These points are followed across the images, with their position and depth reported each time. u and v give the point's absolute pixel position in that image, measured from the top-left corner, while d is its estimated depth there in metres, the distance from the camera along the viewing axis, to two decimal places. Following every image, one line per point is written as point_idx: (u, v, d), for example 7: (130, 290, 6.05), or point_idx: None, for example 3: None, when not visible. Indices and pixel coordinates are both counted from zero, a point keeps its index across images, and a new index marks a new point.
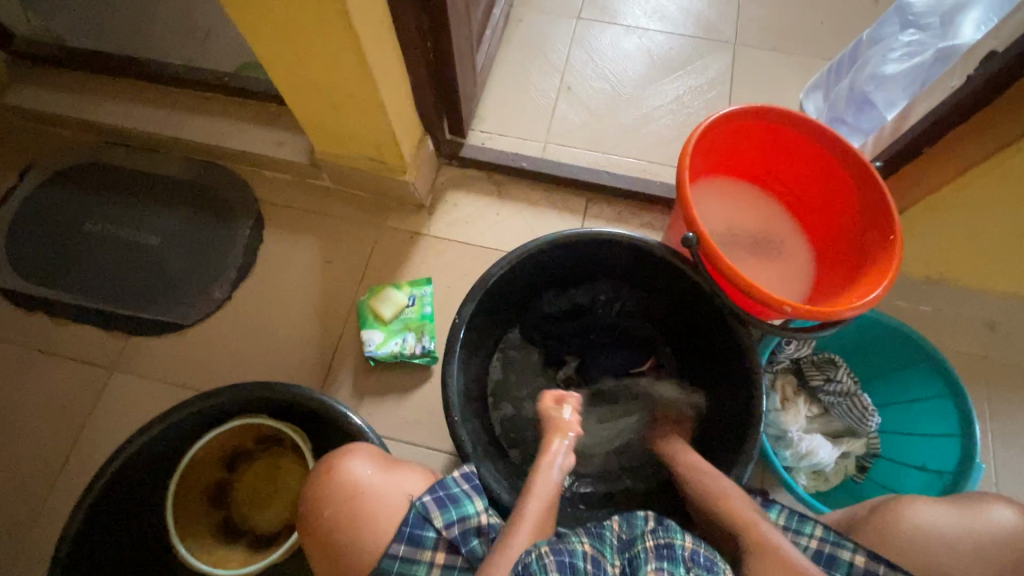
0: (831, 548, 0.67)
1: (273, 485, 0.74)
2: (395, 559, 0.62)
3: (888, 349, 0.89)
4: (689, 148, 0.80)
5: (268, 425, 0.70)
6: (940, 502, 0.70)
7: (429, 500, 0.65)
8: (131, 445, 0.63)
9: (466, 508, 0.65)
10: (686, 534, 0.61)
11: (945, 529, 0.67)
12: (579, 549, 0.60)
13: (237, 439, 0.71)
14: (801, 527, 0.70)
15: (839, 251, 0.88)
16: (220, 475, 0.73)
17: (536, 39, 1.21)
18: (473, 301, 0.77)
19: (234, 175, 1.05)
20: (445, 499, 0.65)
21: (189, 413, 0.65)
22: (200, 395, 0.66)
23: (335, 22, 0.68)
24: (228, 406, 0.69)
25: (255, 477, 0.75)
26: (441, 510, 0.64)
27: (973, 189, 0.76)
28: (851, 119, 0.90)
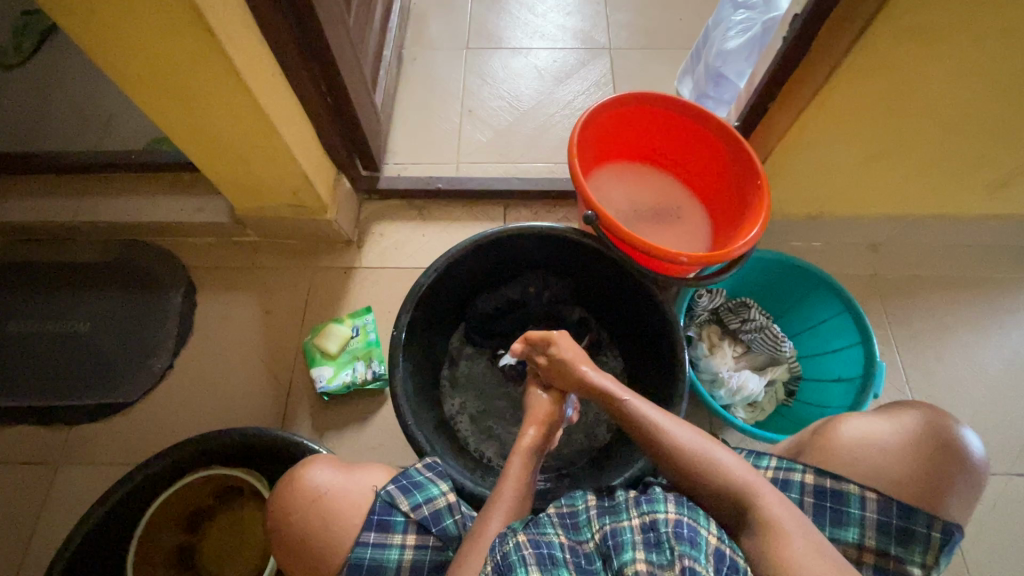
0: (784, 474, 0.68)
1: (238, 536, 0.81)
2: (366, 547, 0.62)
3: (791, 279, 0.98)
4: (574, 138, 0.86)
5: (227, 474, 0.77)
6: (869, 415, 0.70)
7: (393, 488, 0.65)
8: (97, 511, 0.70)
9: (431, 491, 0.66)
10: (668, 502, 0.58)
11: (877, 437, 0.67)
12: (556, 540, 0.58)
13: (198, 494, 0.77)
14: (758, 461, 0.71)
15: (728, 205, 0.95)
16: (182, 538, 0.78)
17: (438, 74, 1.39)
18: (407, 314, 0.79)
19: (156, 250, 1.13)
20: (410, 486, 0.65)
21: (152, 471, 0.73)
22: (161, 454, 0.74)
23: (239, 101, 0.78)
24: (187, 462, 0.76)
25: (220, 532, 0.81)
26: (406, 496, 0.64)
27: (818, 131, 0.87)
28: (713, 93, 1.08)
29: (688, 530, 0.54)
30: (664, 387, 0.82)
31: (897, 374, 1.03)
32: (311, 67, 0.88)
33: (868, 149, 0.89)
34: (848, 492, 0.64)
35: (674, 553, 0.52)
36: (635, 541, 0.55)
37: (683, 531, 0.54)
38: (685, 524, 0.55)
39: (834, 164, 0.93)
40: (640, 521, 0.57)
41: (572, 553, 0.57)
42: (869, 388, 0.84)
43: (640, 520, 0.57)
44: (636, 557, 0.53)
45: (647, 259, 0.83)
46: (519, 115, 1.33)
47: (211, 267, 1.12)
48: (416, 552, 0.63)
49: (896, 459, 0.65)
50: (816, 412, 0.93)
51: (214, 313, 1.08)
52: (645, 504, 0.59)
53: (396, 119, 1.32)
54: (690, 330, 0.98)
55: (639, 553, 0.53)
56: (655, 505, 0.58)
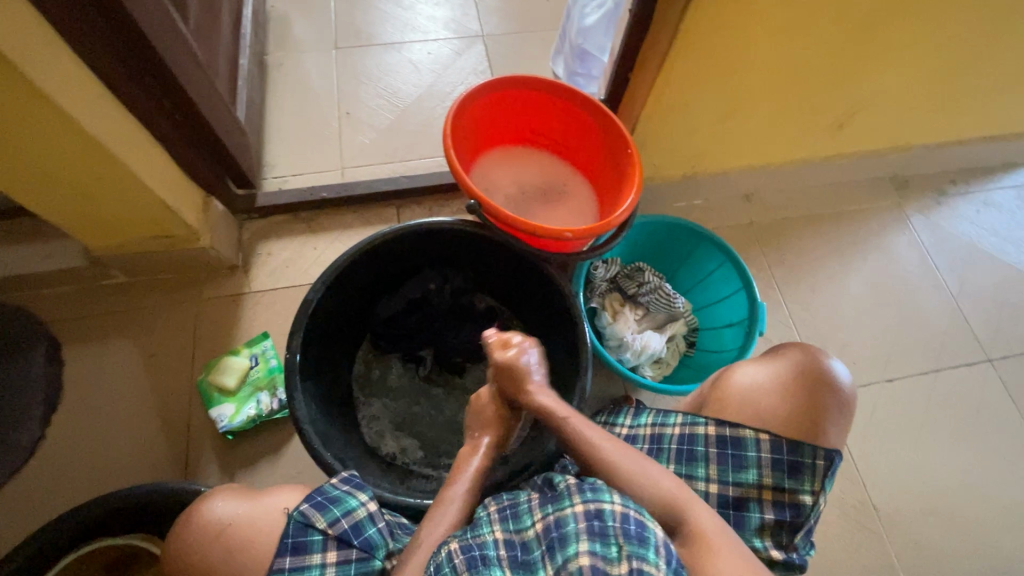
0: (690, 428, 0.72)
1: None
2: (283, 574, 0.58)
3: (677, 238, 1.04)
4: (446, 130, 0.85)
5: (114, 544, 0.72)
6: (753, 362, 0.77)
7: (306, 507, 0.60)
8: None
9: (349, 503, 0.62)
10: (614, 492, 0.54)
11: (763, 379, 0.74)
12: (490, 539, 0.55)
13: (84, 570, 0.72)
14: (666, 420, 0.75)
15: (606, 178, 0.98)
16: None
17: (308, 78, 1.32)
18: (299, 333, 0.75)
19: (4, 308, 0.99)
20: (325, 502, 0.61)
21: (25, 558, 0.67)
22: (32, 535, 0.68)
23: (61, 129, 0.70)
24: (68, 540, 0.70)
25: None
26: (322, 513, 0.60)
27: (674, 96, 0.92)
28: (581, 70, 1.10)
29: (635, 523, 0.50)
30: (569, 361, 0.85)
31: (781, 310, 1.12)
32: (147, 85, 0.80)
33: (723, 109, 0.96)
34: (745, 437, 0.68)
35: (620, 551, 0.49)
36: (579, 531, 0.51)
37: (631, 526, 0.50)
38: (633, 518, 0.51)
39: (697, 125, 0.99)
40: (583, 508, 0.52)
41: (508, 548, 0.54)
42: (755, 327, 0.91)
43: (584, 506, 0.52)
44: (579, 550, 0.49)
45: (534, 241, 0.84)
46: (401, 111, 1.30)
47: (74, 317, 1.00)
48: (339, 569, 0.59)
49: (780, 400, 0.71)
50: (714, 358, 0.99)
51: (86, 368, 0.97)
52: (590, 489, 0.54)
53: (269, 130, 1.24)
54: (593, 301, 1.00)
55: (583, 544, 0.50)
56: (601, 493, 0.53)
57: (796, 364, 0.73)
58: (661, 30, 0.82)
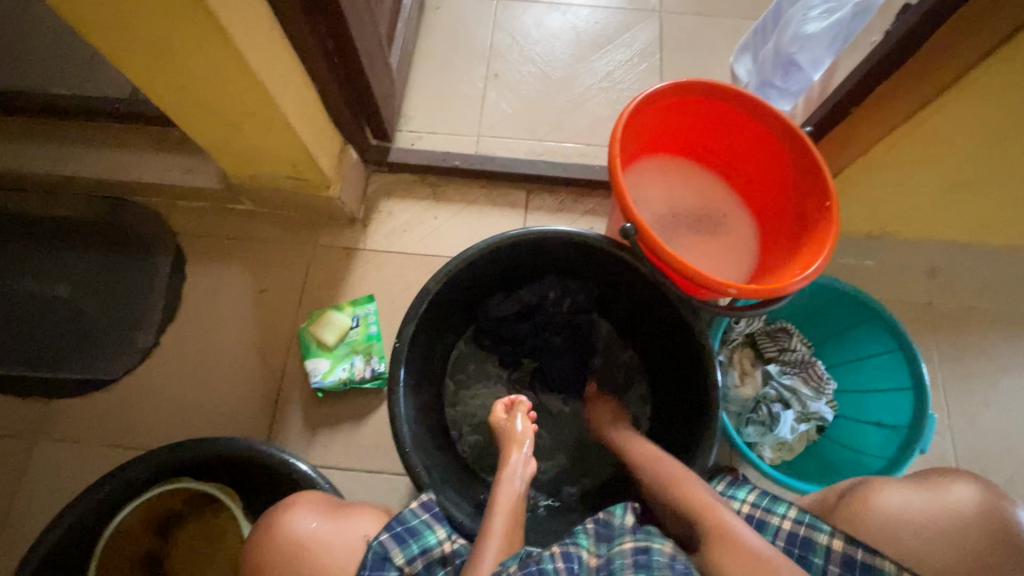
0: (806, 530, 0.64)
1: (207, 548, 0.77)
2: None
3: (839, 307, 0.88)
4: (618, 132, 0.73)
5: (198, 488, 0.74)
6: (903, 484, 0.65)
7: (386, 538, 0.59)
8: (63, 521, 0.67)
9: (427, 540, 0.61)
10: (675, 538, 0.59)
11: (913, 510, 0.62)
12: (544, 554, 0.57)
13: (169, 501, 0.74)
14: (773, 506, 0.68)
15: (783, 220, 0.83)
16: (152, 544, 0.76)
17: (463, 28, 1.22)
18: (412, 324, 0.70)
19: (145, 212, 1.03)
20: (404, 535, 0.60)
21: (121, 481, 0.70)
22: (129, 461, 0.70)
23: (229, 63, 0.66)
24: (155, 471, 0.72)
25: (188, 541, 0.77)
26: (401, 547, 0.59)
27: (904, 146, 0.74)
28: (780, 83, 0.93)
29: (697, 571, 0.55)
30: (692, 425, 0.74)
31: (940, 417, 0.94)
32: (317, 25, 0.75)
33: (957, 173, 0.77)
34: (883, 569, 0.58)
35: None
36: (626, 565, 0.55)
37: (676, 565, 0.54)
38: (680, 560, 0.54)
39: (913, 184, 0.81)
40: (633, 546, 0.57)
41: (565, 560, 0.57)
42: (916, 443, 0.75)
43: (655, 552, 0.57)
44: None
45: (683, 281, 0.72)
46: (551, 84, 1.18)
47: (201, 235, 1.02)
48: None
49: (929, 537, 0.60)
50: (850, 459, 0.85)
51: (203, 288, 0.99)
52: (643, 534, 0.59)
53: (412, 78, 1.18)
54: (721, 354, 0.88)
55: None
56: (653, 537, 0.58)
57: (964, 500, 0.61)
58: (925, 67, 0.64)
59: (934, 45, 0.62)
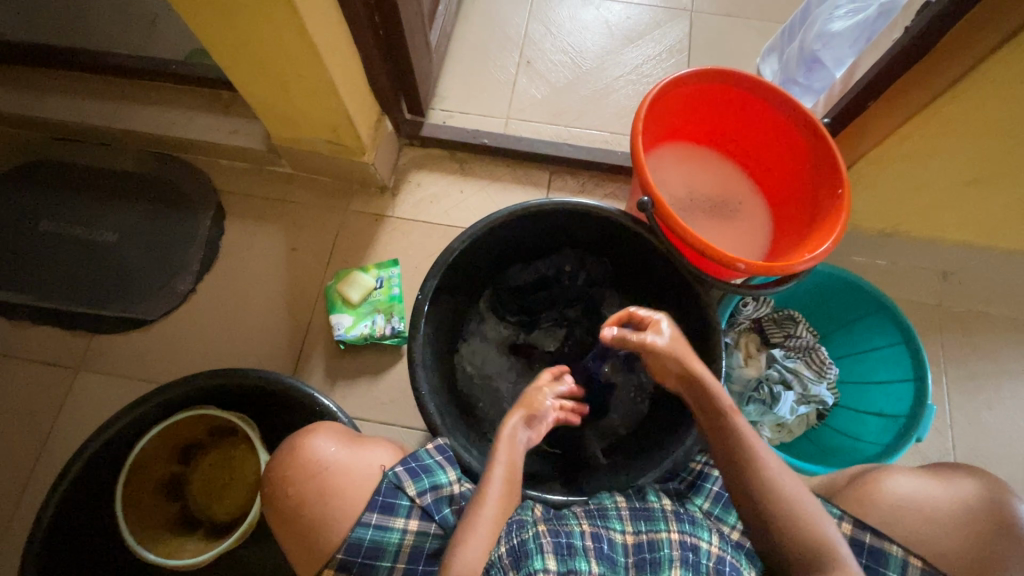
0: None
1: (228, 475, 0.83)
2: (367, 528, 0.61)
3: (846, 299, 0.90)
4: (642, 112, 0.77)
5: (215, 416, 0.77)
6: (917, 475, 0.68)
7: (401, 470, 0.64)
8: (102, 434, 0.72)
9: (438, 477, 0.65)
10: (711, 532, 0.60)
11: (923, 499, 0.66)
12: (576, 530, 0.60)
13: (189, 431, 0.79)
14: None
15: (796, 209, 0.86)
16: (174, 469, 0.81)
17: (499, 16, 1.27)
18: (435, 279, 0.74)
19: (191, 169, 1.09)
20: (417, 469, 0.64)
21: (156, 402, 0.75)
22: (165, 385, 0.75)
23: (285, 22, 0.71)
24: (187, 396, 0.77)
25: (211, 468, 0.83)
26: (413, 479, 0.63)
27: (920, 140, 0.77)
28: (803, 79, 0.97)
29: (729, 569, 0.57)
30: None
31: (941, 415, 0.96)
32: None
33: (970, 172, 0.80)
34: (889, 553, 0.63)
35: None
36: (673, 558, 0.57)
37: (723, 566, 0.57)
38: (726, 560, 0.58)
39: (927, 180, 0.83)
40: (678, 537, 0.59)
41: (594, 540, 0.59)
42: (912, 430, 0.78)
43: (680, 538, 0.59)
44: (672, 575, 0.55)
45: (695, 255, 0.76)
46: (580, 73, 1.23)
47: (241, 193, 1.09)
48: (416, 539, 0.62)
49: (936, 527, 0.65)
50: (847, 445, 0.87)
51: (240, 242, 1.05)
52: (687, 523, 0.61)
53: (448, 61, 1.23)
54: (728, 337, 0.91)
55: (676, 571, 0.56)
56: (699, 531, 0.60)
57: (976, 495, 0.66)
58: (943, 60, 0.67)
59: (953, 39, 0.65)
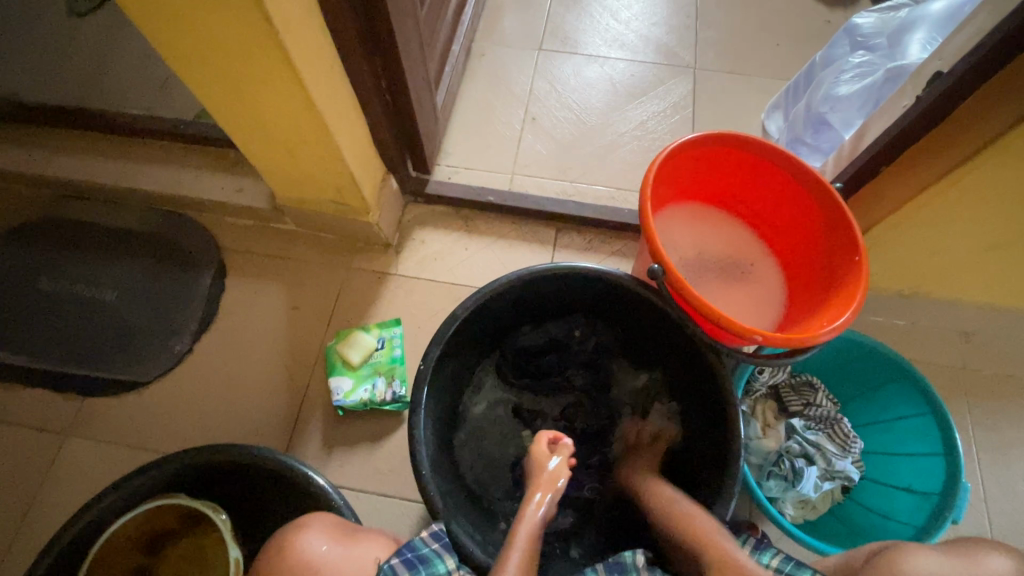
0: None
1: (196, 567, 0.76)
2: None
3: (869, 365, 0.86)
4: (651, 178, 0.75)
5: (183, 504, 0.72)
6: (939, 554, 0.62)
7: (396, 562, 0.60)
8: (65, 532, 0.69)
9: (436, 567, 0.60)
10: None
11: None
12: None
13: (159, 520, 0.73)
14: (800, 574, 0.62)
15: (811, 275, 0.83)
16: (139, 560, 0.75)
17: (505, 74, 1.29)
18: (438, 347, 0.71)
19: (195, 226, 1.09)
20: (415, 560, 0.60)
21: (119, 493, 0.70)
22: (135, 470, 0.72)
23: (290, 90, 0.71)
24: (159, 481, 0.73)
25: (178, 560, 0.76)
26: (411, 571, 0.59)
27: (938, 206, 0.75)
28: (810, 140, 0.96)
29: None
30: (711, 475, 0.72)
31: (974, 488, 0.90)
32: (374, 64, 0.81)
33: (988, 239, 0.77)
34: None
35: None
36: None
37: None
38: None
39: (945, 244, 0.81)
40: None
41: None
42: (948, 512, 0.72)
43: None
44: None
45: (709, 325, 0.72)
46: (586, 129, 1.23)
47: (243, 251, 1.08)
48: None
49: None
50: (875, 524, 0.82)
51: (240, 302, 1.04)
52: None
53: (454, 118, 1.24)
54: (744, 405, 0.87)
55: None
56: None
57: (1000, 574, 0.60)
58: (958, 129, 0.65)
59: (965, 111, 0.63)
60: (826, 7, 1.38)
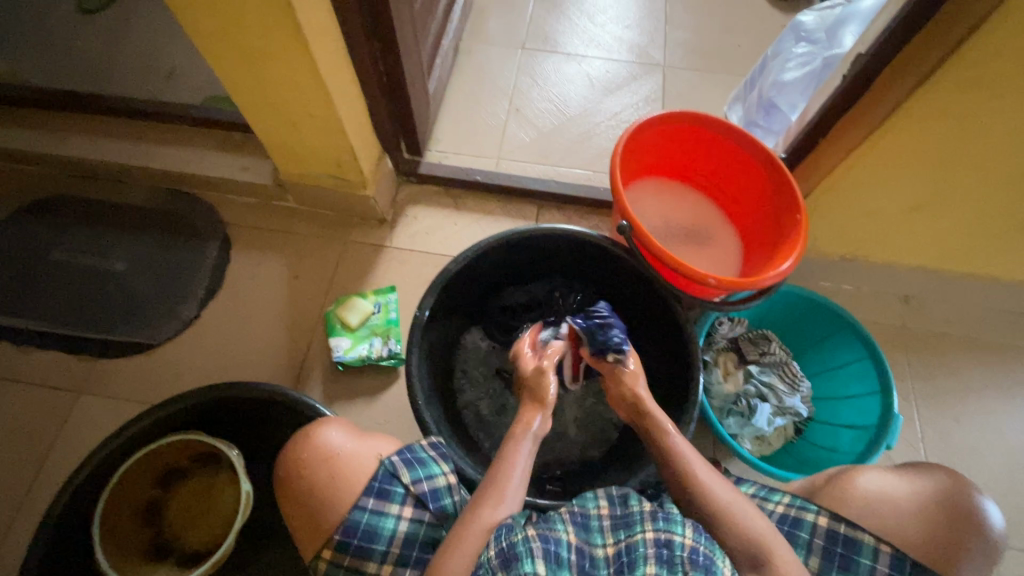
0: (797, 512, 0.70)
1: (205, 503, 0.84)
2: (364, 512, 0.63)
3: (816, 318, 0.97)
4: (619, 148, 0.85)
5: (199, 440, 0.79)
6: (888, 474, 0.71)
7: (397, 459, 0.66)
8: (89, 462, 0.73)
9: (433, 468, 0.67)
10: (686, 526, 0.56)
11: (893, 495, 0.68)
12: (563, 538, 0.57)
13: (175, 454, 0.80)
14: (770, 495, 0.73)
15: (764, 236, 0.94)
16: (153, 493, 0.81)
17: (491, 69, 1.40)
18: (432, 296, 0.80)
19: (202, 203, 1.16)
20: (413, 460, 0.67)
21: (141, 426, 0.76)
22: (155, 406, 0.77)
23: (301, 66, 0.80)
24: (177, 419, 0.80)
25: (188, 496, 0.84)
26: (409, 469, 0.66)
27: (867, 171, 0.86)
28: (763, 122, 1.08)
29: (705, 560, 0.53)
30: (677, 406, 0.81)
31: (912, 430, 1.01)
32: (374, 48, 0.90)
33: (911, 202, 0.89)
34: (862, 541, 0.65)
35: None
36: (648, 556, 0.54)
37: (698, 558, 0.53)
38: (701, 551, 0.54)
39: (877, 208, 0.92)
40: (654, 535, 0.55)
41: (577, 554, 0.56)
42: (882, 439, 0.82)
43: (655, 536, 0.55)
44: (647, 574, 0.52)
45: (672, 274, 0.82)
46: (566, 119, 1.34)
47: (247, 225, 1.15)
48: (410, 525, 0.64)
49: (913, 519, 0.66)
50: (823, 456, 0.92)
51: (244, 271, 1.11)
52: (662, 518, 0.57)
53: (444, 107, 1.34)
54: (706, 354, 0.97)
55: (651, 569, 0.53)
56: (673, 524, 0.56)
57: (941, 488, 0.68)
58: (877, 100, 0.76)
59: (880, 85, 0.75)
60: (782, 13, 1.52)
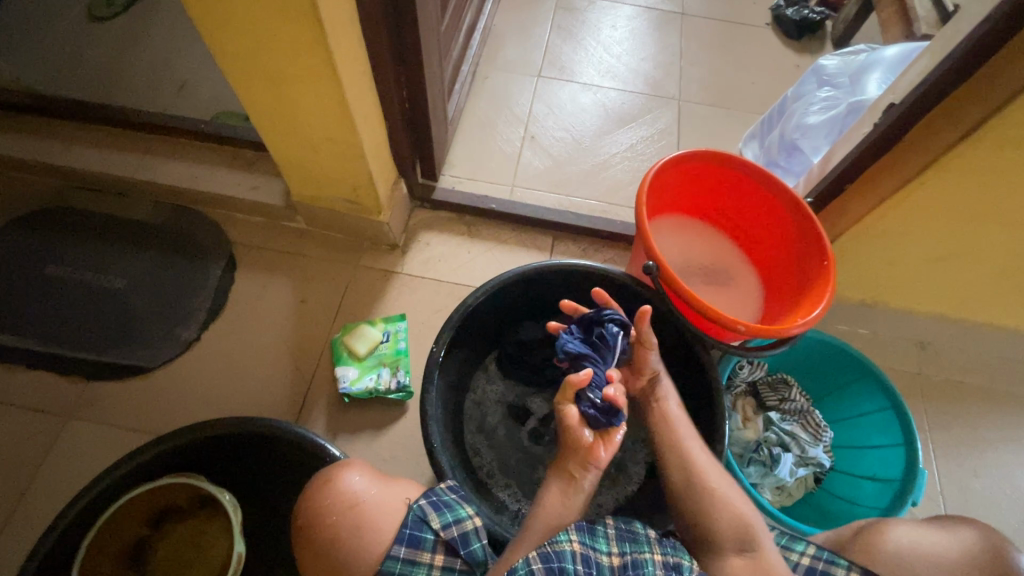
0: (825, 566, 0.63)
1: (194, 551, 0.77)
2: (396, 561, 0.59)
3: (835, 365, 0.95)
4: (645, 186, 0.83)
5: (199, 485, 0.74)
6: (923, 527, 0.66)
7: (425, 502, 0.62)
8: (83, 497, 0.69)
9: (460, 511, 0.63)
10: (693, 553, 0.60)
11: (925, 550, 0.64)
12: (568, 550, 0.57)
13: (173, 495, 0.74)
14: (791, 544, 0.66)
15: (787, 280, 0.92)
16: (142, 533, 0.75)
17: (506, 96, 1.39)
18: (450, 331, 0.76)
19: (207, 221, 1.13)
20: (440, 503, 0.63)
21: (138, 462, 0.71)
22: (152, 442, 0.73)
23: (327, 90, 0.78)
24: (172, 458, 0.75)
25: (177, 543, 0.77)
26: (438, 513, 0.62)
27: (896, 218, 0.85)
28: (784, 163, 1.07)
29: None
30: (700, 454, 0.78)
31: (932, 482, 0.99)
32: (399, 74, 0.89)
33: (937, 252, 0.88)
34: None
35: None
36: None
37: None
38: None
39: (901, 255, 0.91)
40: (662, 558, 0.58)
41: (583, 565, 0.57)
42: (907, 495, 0.79)
43: (664, 558, 0.58)
44: None
45: (698, 318, 0.79)
46: (580, 148, 1.33)
47: (253, 245, 1.12)
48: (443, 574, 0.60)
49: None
50: (846, 508, 0.90)
51: (249, 293, 1.07)
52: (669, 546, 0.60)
53: (459, 132, 1.33)
54: (727, 399, 0.95)
55: None
56: (681, 552, 0.59)
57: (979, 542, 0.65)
58: (909, 152, 0.76)
59: (911, 140, 0.75)
60: (796, 53, 1.53)
